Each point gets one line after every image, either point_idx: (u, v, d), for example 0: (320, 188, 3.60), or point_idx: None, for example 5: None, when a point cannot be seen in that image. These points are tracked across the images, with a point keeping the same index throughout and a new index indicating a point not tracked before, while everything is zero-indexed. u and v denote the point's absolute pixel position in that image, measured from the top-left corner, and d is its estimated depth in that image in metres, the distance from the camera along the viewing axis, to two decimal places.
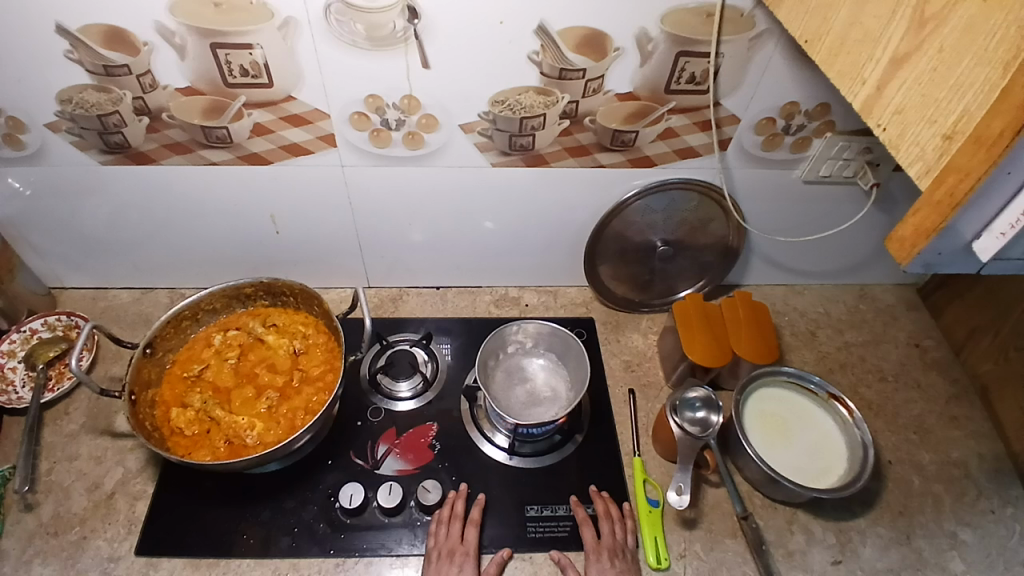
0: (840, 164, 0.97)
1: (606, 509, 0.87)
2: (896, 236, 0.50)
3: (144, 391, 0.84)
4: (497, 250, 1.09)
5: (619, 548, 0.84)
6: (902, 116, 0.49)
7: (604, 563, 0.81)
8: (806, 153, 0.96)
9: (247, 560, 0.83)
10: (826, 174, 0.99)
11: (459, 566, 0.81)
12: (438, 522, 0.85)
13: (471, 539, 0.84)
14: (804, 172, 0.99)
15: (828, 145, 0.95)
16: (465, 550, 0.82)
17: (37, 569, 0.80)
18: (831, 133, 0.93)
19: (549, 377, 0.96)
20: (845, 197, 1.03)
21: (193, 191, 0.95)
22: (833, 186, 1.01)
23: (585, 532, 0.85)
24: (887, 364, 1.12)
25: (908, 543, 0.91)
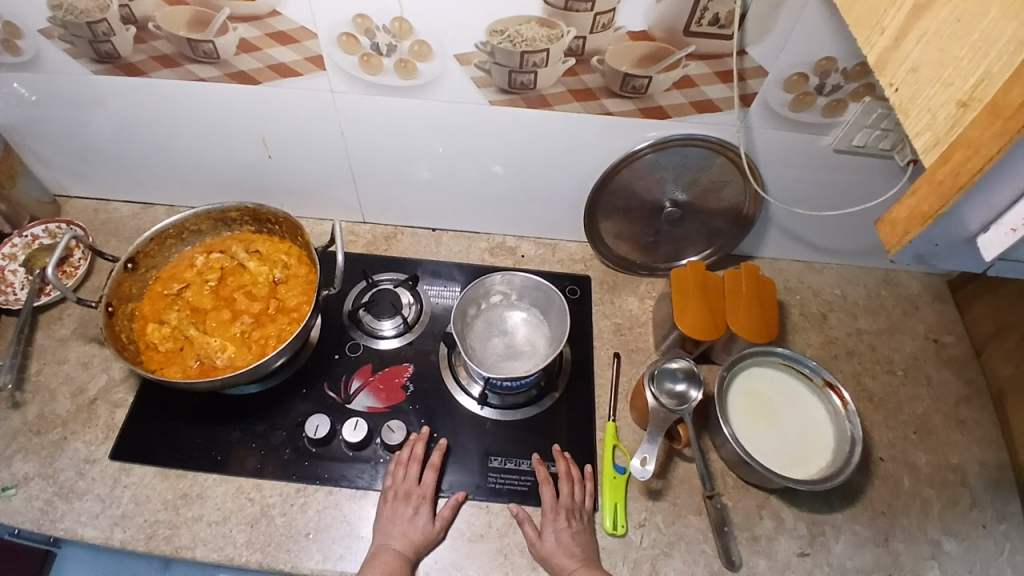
0: (877, 134, 0.87)
1: (567, 470, 0.86)
2: (889, 218, 0.44)
3: (124, 304, 0.85)
4: (494, 196, 1.04)
5: (577, 508, 0.83)
6: (916, 75, 0.42)
7: (560, 523, 0.81)
8: (840, 118, 0.86)
9: (213, 476, 0.86)
10: (860, 143, 0.89)
11: (415, 507, 0.81)
12: (397, 462, 0.85)
13: (427, 482, 0.84)
14: (835, 139, 0.89)
15: (866, 111, 0.84)
16: (422, 493, 0.83)
17: (19, 463, 0.85)
18: (869, 97, 0.83)
19: (530, 331, 0.93)
20: (879, 173, 0.94)
21: (186, 109, 0.93)
22: (866, 159, 0.92)
23: (545, 491, 0.84)
24: (899, 356, 1.05)
25: (885, 544, 0.88)
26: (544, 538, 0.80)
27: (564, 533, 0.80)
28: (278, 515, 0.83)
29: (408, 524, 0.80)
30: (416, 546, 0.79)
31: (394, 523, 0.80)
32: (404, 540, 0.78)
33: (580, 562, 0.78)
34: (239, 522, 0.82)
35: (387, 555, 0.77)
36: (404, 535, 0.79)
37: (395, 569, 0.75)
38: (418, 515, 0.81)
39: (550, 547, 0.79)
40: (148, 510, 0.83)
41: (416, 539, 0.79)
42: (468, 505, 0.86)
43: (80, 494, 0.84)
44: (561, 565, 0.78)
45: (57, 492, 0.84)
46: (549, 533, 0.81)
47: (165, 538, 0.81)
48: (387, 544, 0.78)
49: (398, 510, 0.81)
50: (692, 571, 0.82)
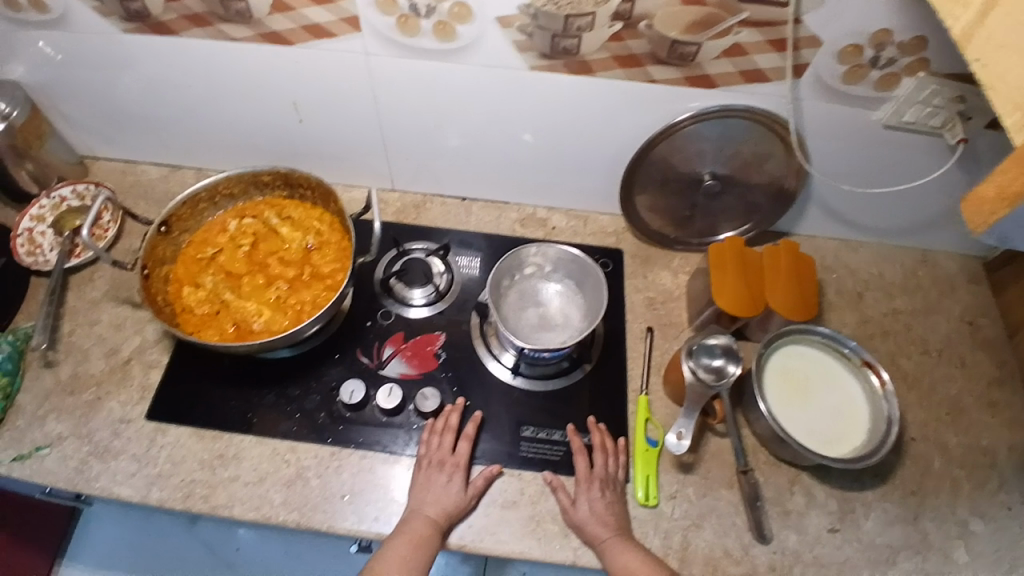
0: (929, 111, 0.85)
1: (602, 441, 0.86)
2: (975, 197, 0.42)
3: (158, 267, 0.85)
4: (528, 165, 1.02)
5: (611, 479, 0.84)
6: (1007, 52, 0.42)
7: (594, 493, 0.82)
8: (891, 94, 0.83)
9: (248, 438, 0.86)
10: (910, 120, 0.87)
11: (450, 474, 0.82)
12: (431, 430, 0.86)
13: (461, 451, 0.84)
14: (885, 114, 0.86)
15: (919, 87, 0.82)
16: (456, 461, 0.83)
17: (52, 423, 0.86)
18: (925, 73, 0.80)
19: (564, 304, 0.91)
20: (925, 152, 0.91)
21: (216, 69, 0.91)
22: (913, 137, 0.89)
23: (580, 461, 0.84)
24: (933, 337, 1.04)
25: (914, 523, 0.88)
26: (578, 507, 0.81)
27: (598, 503, 0.81)
28: (313, 477, 0.84)
29: (441, 491, 0.80)
30: (450, 513, 0.79)
31: (428, 490, 0.81)
32: (438, 507, 0.79)
33: (613, 531, 0.79)
34: (275, 483, 0.83)
35: (421, 522, 0.78)
36: (438, 502, 0.79)
37: (426, 538, 0.76)
38: (451, 482, 0.81)
39: (583, 516, 0.80)
40: (184, 470, 0.84)
41: (450, 506, 0.79)
42: (501, 472, 0.86)
43: (115, 454, 0.85)
44: (593, 533, 0.79)
45: (92, 451, 0.85)
46: (583, 501, 0.81)
47: (202, 497, 0.82)
48: (419, 511, 0.79)
49: (432, 477, 0.82)
50: (722, 543, 0.83)
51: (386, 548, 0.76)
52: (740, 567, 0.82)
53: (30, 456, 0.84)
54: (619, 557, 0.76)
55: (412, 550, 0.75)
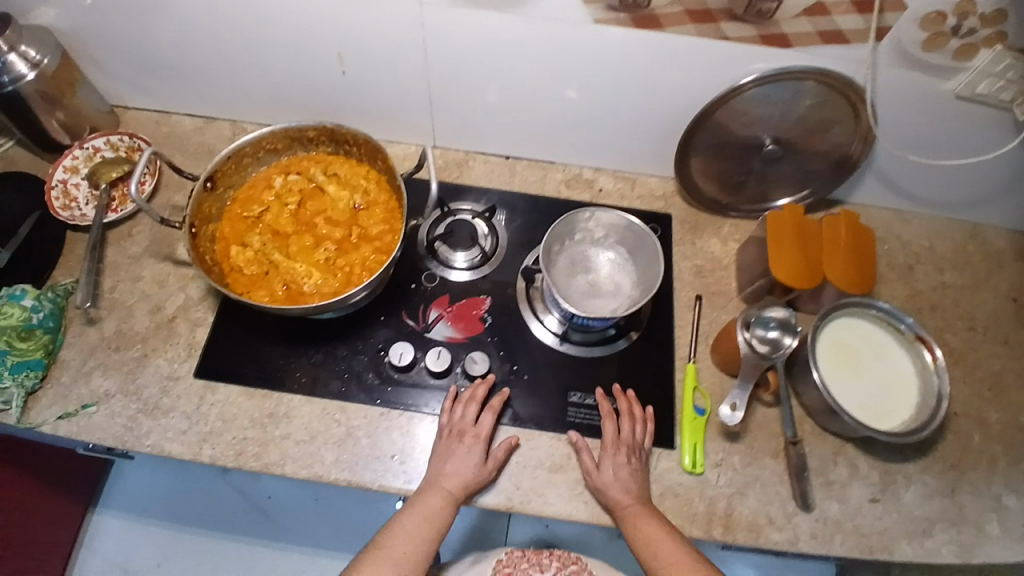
0: (1002, 84, 0.81)
1: (629, 408, 0.86)
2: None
3: (205, 225, 0.83)
4: (579, 124, 0.98)
5: (636, 446, 0.83)
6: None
7: (620, 459, 0.82)
8: (967, 64, 0.79)
9: (298, 397, 0.87)
10: (982, 92, 0.83)
11: (469, 445, 0.81)
12: (455, 401, 0.85)
13: (483, 422, 0.83)
14: (958, 85, 0.82)
15: (996, 59, 0.78)
16: (477, 433, 0.82)
17: (100, 378, 0.87)
18: (1001, 46, 0.76)
19: (615, 271, 0.89)
20: (994, 125, 0.87)
21: (259, 15, 0.86)
22: (983, 109, 0.85)
23: (608, 427, 0.84)
24: (981, 313, 1.02)
25: (952, 496, 0.89)
26: (602, 471, 0.81)
27: (623, 470, 0.81)
28: (363, 436, 0.85)
29: (459, 462, 0.79)
30: (467, 485, 0.78)
31: (446, 459, 0.80)
32: (455, 479, 0.78)
33: (635, 499, 0.79)
34: (326, 442, 0.84)
35: (437, 493, 0.77)
36: (455, 474, 0.79)
37: (441, 510, 0.76)
38: (471, 453, 0.80)
39: (606, 482, 0.80)
40: (235, 428, 0.84)
41: (467, 478, 0.79)
42: (548, 436, 0.86)
43: (165, 411, 0.85)
44: (616, 499, 0.79)
45: (142, 408, 0.85)
46: (607, 467, 0.81)
47: (254, 454, 0.83)
48: (436, 482, 0.79)
49: (451, 447, 0.81)
50: (766, 510, 0.84)
51: (401, 519, 0.76)
52: (782, 534, 0.83)
53: (77, 413, 0.84)
54: (641, 526, 0.76)
55: (425, 524, 0.75)
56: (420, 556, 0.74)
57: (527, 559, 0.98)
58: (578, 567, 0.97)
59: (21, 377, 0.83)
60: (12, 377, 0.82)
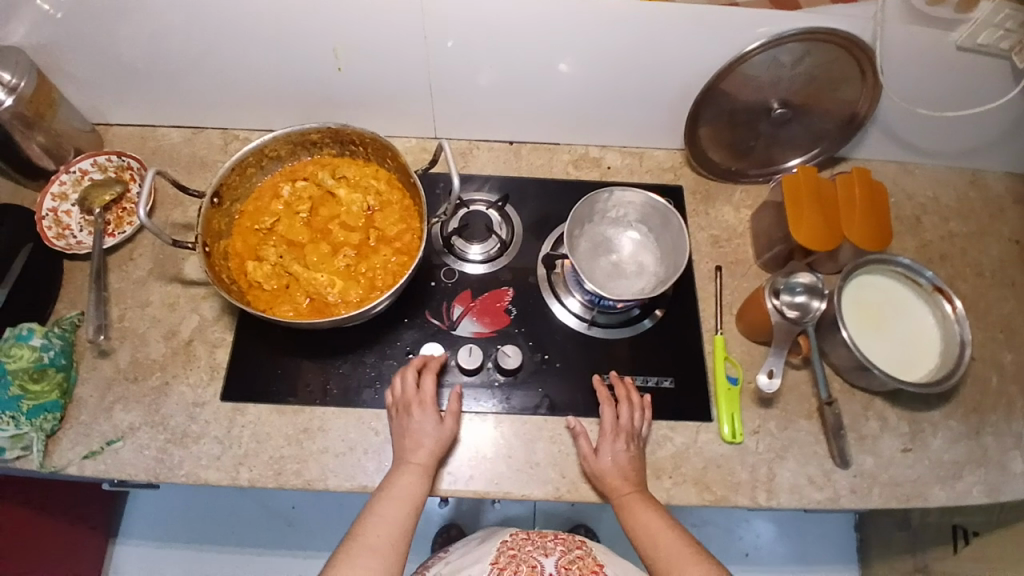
0: (1002, 34, 0.82)
1: (627, 394, 0.85)
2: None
3: (216, 242, 0.80)
4: (584, 101, 0.97)
5: (634, 432, 0.82)
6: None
7: (619, 444, 0.80)
8: (969, 15, 0.80)
9: (330, 409, 0.85)
10: (983, 43, 0.84)
11: (421, 414, 0.79)
12: (399, 375, 0.83)
13: (426, 387, 0.81)
14: (960, 37, 0.83)
15: (997, 10, 0.78)
16: (421, 399, 0.80)
17: (121, 412, 0.83)
18: None
19: (637, 250, 0.89)
20: (993, 74, 0.89)
21: (249, 13, 0.82)
22: (983, 59, 0.87)
23: (606, 411, 0.83)
24: (987, 258, 1.04)
25: (977, 439, 0.92)
26: (600, 456, 0.80)
27: (622, 455, 0.80)
28: None
29: (417, 432, 0.79)
30: (434, 453, 0.78)
31: (404, 436, 0.79)
32: (420, 450, 0.78)
33: (634, 486, 0.78)
34: (366, 451, 0.83)
35: (405, 470, 0.76)
36: (420, 446, 0.78)
37: (414, 486, 0.75)
38: (424, 421, 0.79)
39: (605, 466, 0.79)
40: (271, 447, 0.83)
41: (433, 447, 0.78)
42: (587, 421, 0.86)
43: (196, 438, 0.83)
44: (613, 484, 0.78)
45: (171, 438, 0.82)
46: (606, 451, 0.80)
47: (295, 472, 0.81)
48: (405, 459, 0.77)
49: (405, 422, 0.80)
50: (806, 472, 0.86)
51: (374, 506, 0.72)
52: (824, 493, 0.85)
53: (102, 451, 0.81)
54: (639, 513, 0.75)
55: (400, 504, 0.73)
56: (400, 535, 0.71)
57: (531, 542, 0.96)
58: (582, 551, 0.94)
59: (38, 421, 0.80)
60: (30, 423, 0.79)
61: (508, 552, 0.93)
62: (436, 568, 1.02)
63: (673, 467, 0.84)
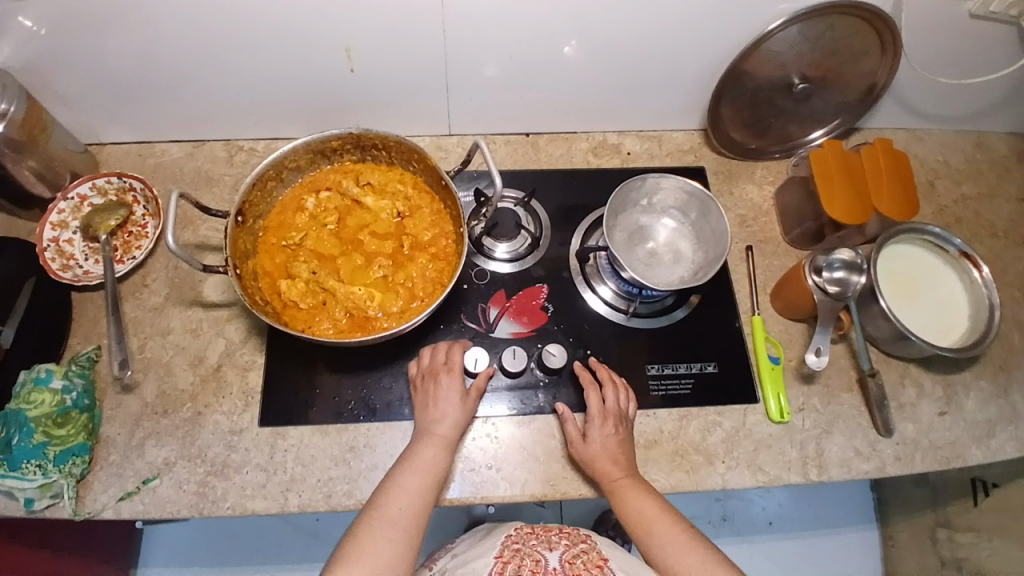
0: (1014, 1, 0.82)
1: (610, 377, 0.84)
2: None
3: (244, 262, 0.75)
4: (602, 88, 0.94)
5: (623, 414, 0.81)
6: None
7: (608, 429, 0.79)
8: None
9: (375, 424, 0.82)
10: (995, 10, 0.84)
11: (447, 384, 0.78)
12: (430, 347, 0.82)
13: (455, 357, 0.81)
14: (975, 4, 0.83)
15: None
16: (448, 367, 0.79)
17: (155, 448, 0.79)
18: None
19: (671, 238, 0.88)
20: (1005, 39, 0.90)
21: (255, 16, 0.77)
22: (995, 26, 0.87)
23: (591, 396, 0.81)
24: (1000, 219, 1.06)
25: (1007, 396, 0.94)
26: (589, 441, 0.78)
27: (612, 438, 0.79)
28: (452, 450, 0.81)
29: (443, 401, 0.77)
30: (456, 426, 0.76)
31: (428, 405, 0.77)
32: (444, 422, 0.76)
33: (625, 470, 0.77)
34: None
35: (428, 441, 0.74)
36: (443, 418, 0.76)
37: (436, 459, 0.73)
38: (450, 391, 0.78)
39: (594, 451, 0.78)
40: (318, 469, 0.79)
41: (456, 419, 0.76)
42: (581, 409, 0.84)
43: (238, 468, 0.79)
44: (603, 470, 0.77)
45: (210, 470, 0.79)
46: (594, 435, 0.79)
47: (345, 493, 0.78)
48: (428, 431, 0.75)
49: (430, 392, 0.78)
50: (852, 444, 0.87)
51: (395, 479, 0.71)
52: (871, 463, 0.86)
53: (139, 490, 0.77)
54: (630, 498, 0.74)
55: (420, 476, 0.71)
56: (420, 510, 0.69)
57: (536, 536, 0.92)
58: (587, 546, 0.90)
59: (67, 467, 0.75)
60: (58, 469, 0.74)
61: (513, 546, 0.89)
62: (442, 562, 0.99)
63: (726, 451, 0.84)
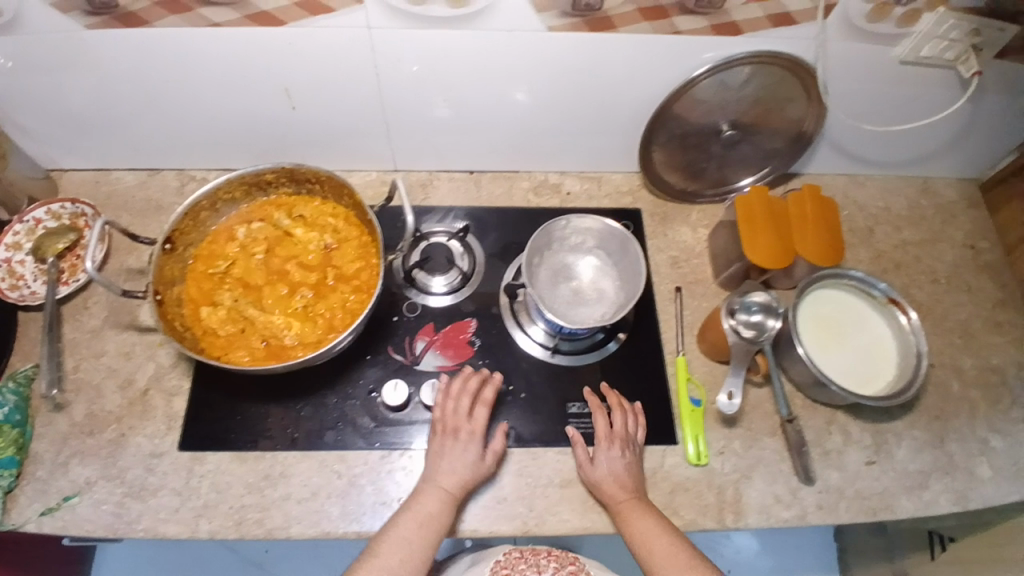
0: (945, 46, 0.84)
1: (619, 402, 0.87)
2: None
3: (169, 289, 0.79)
4: (539, 130, 0.97)
5: (629, 438, 0.84)
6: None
7: (614, 451, 0.82)
8: (911, 30, 0.82)
9: (293, 453, 0.84)
10: (926, 55, 0.86)
11: (466, 443, 0.80)
12: (445, 397, 0.84)
13: (478, 417, 0.82)
14: (904, 50, 0.85)
15: (940, 21, 0.80)
16: (472, 428, 0.81)
17: (78, 467, 0.81)
18: (944, 9, 0.79)
19: (596, 277, 0.90)
20: (941, 83, 0.91)
21: (197, 59, 0.82)
22: (928, 71, 0.89)
23: (600, 419, 0.85)
24: (941, 265, 1.07)
25: (941, 446, 0.93)
26: (596, 464, 0.81)
27: (617, 462, 0.81)
28: (367, 484, 0.83)
29: (457, 459, 0.79)
30: (467, 482, 0.78)
31: (441, 456, 0.79)
32: (452, 478, 0.78)
33: (630, 493, 0.79)
34: (329, 497, 0.81)
35: (434, 494, 0.76)
36: (453, 472, 0.78)
37: (439, 512, 0.75)
38: (467, 451, 0.80)
39: (600, 474, 0.81)
40: (231, 496, 0.81)
41: (467, 475, 0.78)
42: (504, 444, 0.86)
43: (154, 491, 0.81)
44: (610, 492, 0.79)
45: (128, 491, 0.80)
46: (601, 459, 0.82)
47: (256, 522, 0.79)
48: (434, 481, 0.78)
49: (445, 444, 0.80)
50: (772, 490, 0.86)
51: (398, 525, 0.74)
52: (791, 511, 0.85)
53: (59, 507, 0.79)
54: (635, 520, 0.76)
55: (422, 525, 0.74)
56: (418, 557, 0.72)
57: (524, 560, 0.90)
58: (576, 568, 0.90)
59: None
60: None
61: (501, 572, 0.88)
62: None
63: None
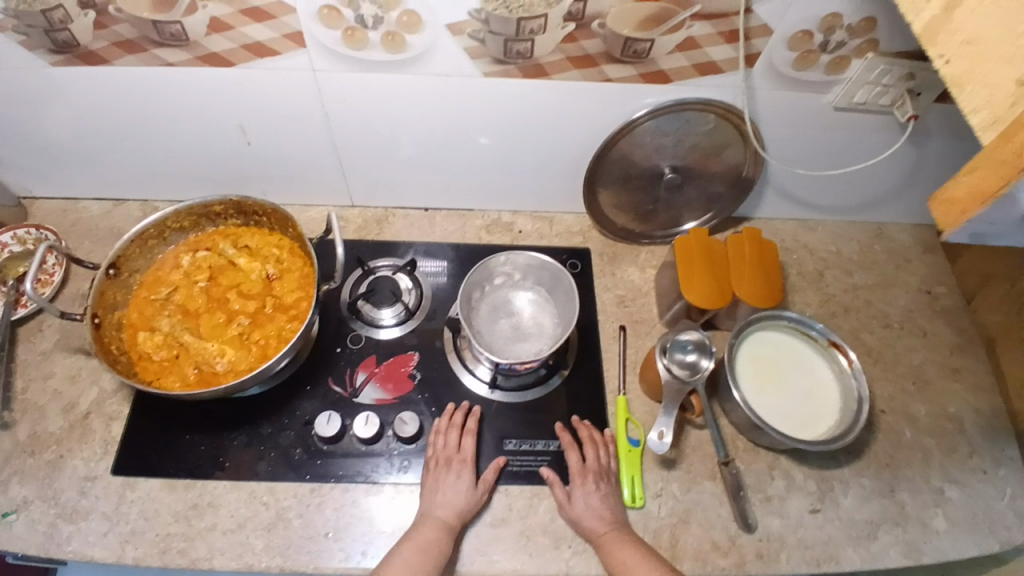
0: (877, 91, 0.85)
1: (590, 436, 0.87)
2: (944, 196, 0.42)
3: (109, 313, 0.81)
4: (490, 169, 1.00)
5: (605, 472, 0.84)
6: (973, 49, 0.40)
7: (589, 486, 0.81)
8: (841, 76, 0.83)
9: (223, 483, 0.84)
10: (860, 100, 0.87)
11: (457, 475, 0.81)
12: (439, 433, 0.86)
13: (467, 447, 0.84)
14: (837, 97, 0.86)
15: (868, 68, 0.81)
16: (462, 457, 0.83)
17: (15, 487, 0.82)
18: (872, 54, 0.80)
19: (536, 313, 0.91)
20: (879, 129, 0.93)
21: (155, 97, 0.86)
22: (865, 116, 0.90)
23: (572, 457, 0.84)
24: (894, 309, 1.06)
25: (892, 495, 0.91)
26: (574, 502, 0.80)
27: (593, 497, 0.81)
28: (295, 517, 0.82)
29: (449, 491, 0.80)
30: (461, 512, 0.79)
31: (435, 489, 0.80)
32: (450, 508, 0.79)
33: (611, 525, 0.79)
34: (255, 529, 0.81)
35: (431, 523, 0.77)
36: (446, 502, 0.79)
37: (438, 539, 0.75)
38: (460, 481, 0.81)
39: (578, 512, 0.80)
40: (159, 524, 0.80)
41: (460, 504, 0.79)
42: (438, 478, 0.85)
43: (84, 514, 0.81)
44: (591, 528, 0.79)
45: (60, 513, 0.80)
46: (578, 498, 0.81)
47: (180, 551, 0.79)
48: (431, 512, 0.78)
49: (438, 476, 0.81)
50: (710, 536, 0.84)
51: (399, 552, 0.74)
52: (729, 559, 0.83)
53: None
54: (616, 551, 0.76)
55: (422, 551, 0.74)
56: None
57: None
58: None
59: None
60: None
61: None
62: None
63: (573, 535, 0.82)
